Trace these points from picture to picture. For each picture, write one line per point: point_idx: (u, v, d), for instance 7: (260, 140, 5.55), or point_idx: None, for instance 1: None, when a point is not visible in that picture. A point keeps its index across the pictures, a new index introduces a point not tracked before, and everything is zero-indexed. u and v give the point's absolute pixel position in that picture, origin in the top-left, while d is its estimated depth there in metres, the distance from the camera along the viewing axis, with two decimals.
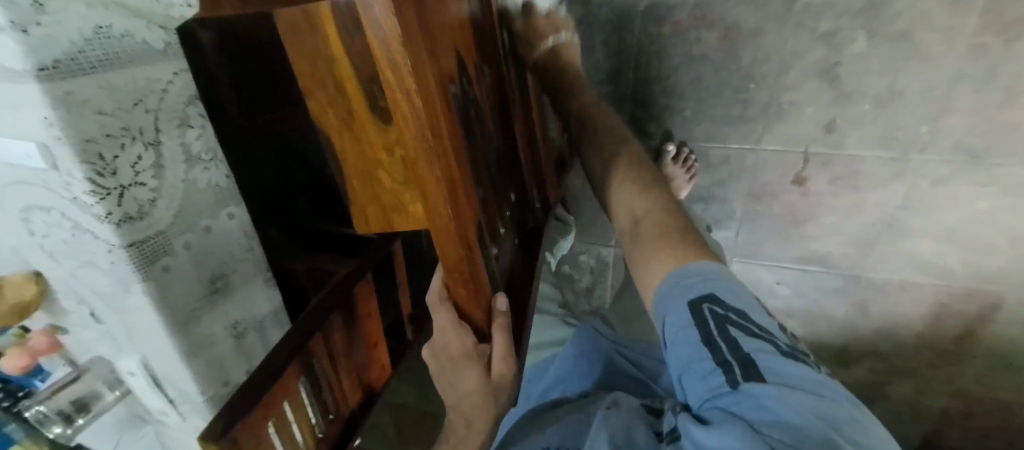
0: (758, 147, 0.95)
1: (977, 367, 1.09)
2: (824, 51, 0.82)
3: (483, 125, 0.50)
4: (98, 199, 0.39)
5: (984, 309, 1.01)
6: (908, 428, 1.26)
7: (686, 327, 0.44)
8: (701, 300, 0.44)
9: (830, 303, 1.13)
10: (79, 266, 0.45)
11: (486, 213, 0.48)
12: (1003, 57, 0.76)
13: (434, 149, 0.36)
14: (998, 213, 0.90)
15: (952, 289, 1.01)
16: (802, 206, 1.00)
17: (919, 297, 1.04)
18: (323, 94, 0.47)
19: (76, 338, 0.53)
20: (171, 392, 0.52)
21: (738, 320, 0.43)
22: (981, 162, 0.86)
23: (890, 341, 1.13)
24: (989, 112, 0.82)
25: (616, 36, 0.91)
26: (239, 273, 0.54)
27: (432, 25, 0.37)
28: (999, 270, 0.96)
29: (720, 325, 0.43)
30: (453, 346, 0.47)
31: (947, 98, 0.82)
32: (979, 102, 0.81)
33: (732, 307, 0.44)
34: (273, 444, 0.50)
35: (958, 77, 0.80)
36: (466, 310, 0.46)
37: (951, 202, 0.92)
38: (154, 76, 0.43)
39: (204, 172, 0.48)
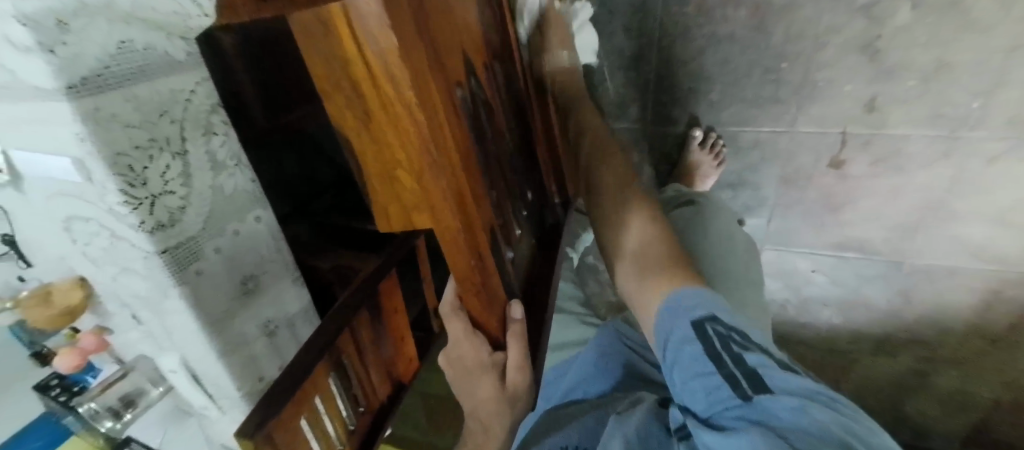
0: (792, 129, 0.91)
1: None
2: (866, 23, 0.77)
3: (496, 126, 0.50)
4: (131, 209, 0.40)
5: None
6: (953, 419, 1.20)
7: (691, 345, 0.47)
8: (703, 319, 0.48)
9: (872, 291, 1.07)
10: (119, 271, 0.47)
11: (500, 215, 0.48)
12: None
13: (438, 162, 0.36)
14: None
15: (1007, 274, 0.95)
16: (839, 189, 0.95)
17: (968, 283, 0.98)
18: (341, 97, 0.48)
19: (121, 338, 0.55)
20: (210, 388, 0.54)
21: (738, 334, 0.47)
22: None
23: (937, 329, 1.08)
24: None
25: (636, 20, 0.88)
26: (269, 275, 0.55)
27: (436, 33, 0.37)
28: None
29: (724, 340, 0.46)
30: (470, 353, 0.48)
31: (1003, 70, 0.75)
32: None
33: (732, 328, 0.47)
34: (308, 438, 0.52)
35: (1016, 46, 0.73)
36: (478, 317, 0.46)
37: (1006, 181, 0.85)
38: (177, 86, 0.43)
39: (230, 178, 0.49)
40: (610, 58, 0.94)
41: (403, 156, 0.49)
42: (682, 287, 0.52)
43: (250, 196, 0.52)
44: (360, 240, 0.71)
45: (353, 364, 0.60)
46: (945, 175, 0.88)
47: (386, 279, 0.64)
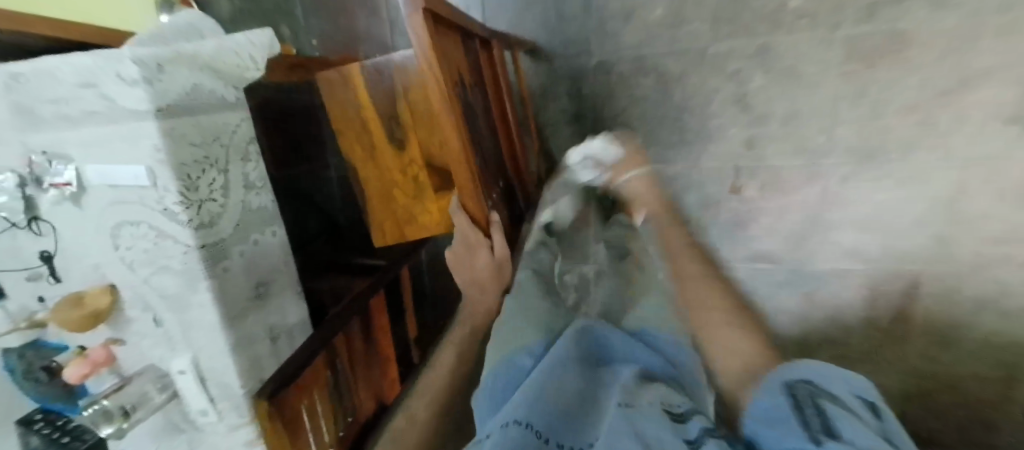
0: (698, 164, 0.84)
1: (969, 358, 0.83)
2: (733, 85, 0.78)
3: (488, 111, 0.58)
4: (184, 208, 0.51)
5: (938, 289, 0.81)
6: None
7: (771, 397, 0.35)
8: (795, 381, 0.35)
9: (787, 298, 0.90)
10: (153, 272, 0.55)
11: (489, 168, 0.54)
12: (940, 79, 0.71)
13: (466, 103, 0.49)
14: (949, 194, 0.76)
15: (886, 296, 0.84)
16: (746, 212, 0.85)
17: (843, 289, 0.86)
18: (351, 134, 0.62)
19: (132, 349, 0.60)
20: (213, 389, 0.59)
21: (836, 401, 0.32)
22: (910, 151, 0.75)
23: (856, 333, 0.88)
24: (933, 108, 0.72)
25: (573, 86, 0.85)
26: (277, 283, 0.63)
27: (447, 17, 0.46)
28: (975, 256, 0.77)
29: (818, 398, 0.33)
30: (473, 244, 0.52)
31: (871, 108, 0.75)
32: (918, 97, 0.72)
33: (828, 391, 0.33)
34: (307, 430, 0.56)
35: (909, 107, 0.73)
36: (476, 218, 0.51)
37: (894, 202, 0.79)
38: (228, 121, 0.56)
39: (257, 196, 0.60)
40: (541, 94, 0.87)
41: (398, 159, 0.61)
42: (806, 362, 0.37)
43: (268, 212, 0.62)
44: (347, 267, 0.81)
45: (346, 373, 0.65)
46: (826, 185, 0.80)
47: (376, 296, 0.72)
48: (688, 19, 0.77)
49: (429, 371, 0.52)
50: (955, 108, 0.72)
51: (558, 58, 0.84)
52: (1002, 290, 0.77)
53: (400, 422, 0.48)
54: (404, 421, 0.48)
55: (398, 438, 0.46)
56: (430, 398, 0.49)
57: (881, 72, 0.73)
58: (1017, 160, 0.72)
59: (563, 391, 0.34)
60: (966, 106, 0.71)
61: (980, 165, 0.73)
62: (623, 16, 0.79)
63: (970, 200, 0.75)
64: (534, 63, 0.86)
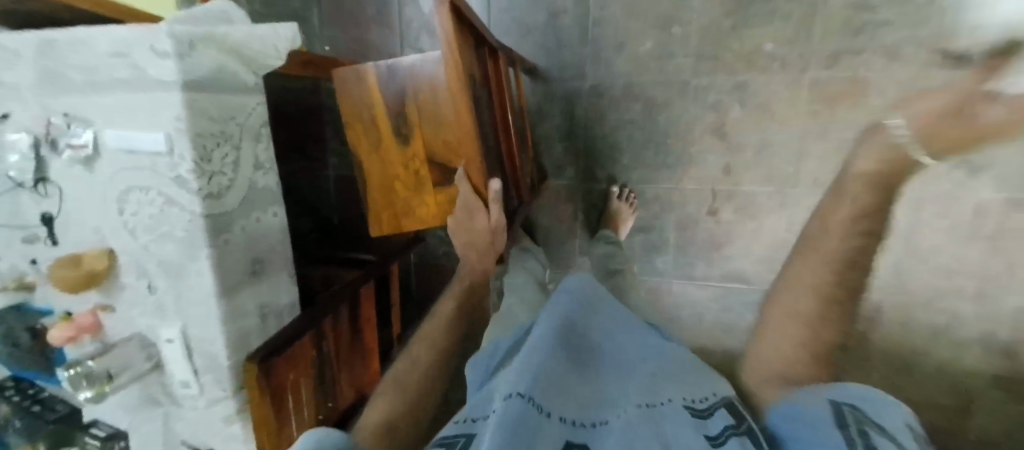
0: (678, 187, 0.90)
1: (921, 375, 0.90)
2: (713, 116, 0.85)
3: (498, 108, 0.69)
4: (196, 177, 0.53)
5: (893, 307, 0.89)
6: None
7: (812, 407, 0.37)
8: (840, 402, 0.37)
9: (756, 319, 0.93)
10: (154, 239, 0.56)
11: (491, 152, 0.66)
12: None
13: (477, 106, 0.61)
14: (905, 225, 0.84)
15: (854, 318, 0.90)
16: (721, 234, 0.90)
17: None
18: (360, 127, 0.66)
19: (120, 316, 0.61)
20: (199, 359, 0.60)
21: (874, 423, 0.34)
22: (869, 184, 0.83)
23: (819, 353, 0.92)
24: None
25: (567, 106, 0.91)
26: (271, 263, 0.65)
27: (469, 24, 0.57)
28: (928, 285, 0.86)
29: (857, 417, 0.35)
30: (475, 209, 0.65)
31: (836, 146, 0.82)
32: None
33: (867, 413, 0.36)
34: (288, 406, 0.58)
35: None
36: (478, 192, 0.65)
37: None
38: (245, 103, 0.59)
39: (263, 176, 0.63)
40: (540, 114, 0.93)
41: (399, 155, 0.65)
42: (847, 385, 0.40)
43: (273, 193, 0.65)
44: (337, 259, 0.83)
45: (331, 357, 0.67)
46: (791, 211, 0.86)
47: (366, 285, 0.75)
48: (674, 54, 0.85)
49: (426, 323, 0.60)
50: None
51: (556, 81, 0.91)
52: (950, 318, 0.87)
53: (402, 364, 0.53)
54: (405, 361, 0.53)
55: (401, 378, 0.50)
56: (428, 345, 0.56)
57: (845, 116, 0.81)
58: (964, 201, 0.81)
59: (558, 378, 0.38)
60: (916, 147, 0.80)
61: (935, 202, 0.82)
62: (616, 47, 0.87)
63: (925, 234, 0.84)
64: (534, 84, 0.92)
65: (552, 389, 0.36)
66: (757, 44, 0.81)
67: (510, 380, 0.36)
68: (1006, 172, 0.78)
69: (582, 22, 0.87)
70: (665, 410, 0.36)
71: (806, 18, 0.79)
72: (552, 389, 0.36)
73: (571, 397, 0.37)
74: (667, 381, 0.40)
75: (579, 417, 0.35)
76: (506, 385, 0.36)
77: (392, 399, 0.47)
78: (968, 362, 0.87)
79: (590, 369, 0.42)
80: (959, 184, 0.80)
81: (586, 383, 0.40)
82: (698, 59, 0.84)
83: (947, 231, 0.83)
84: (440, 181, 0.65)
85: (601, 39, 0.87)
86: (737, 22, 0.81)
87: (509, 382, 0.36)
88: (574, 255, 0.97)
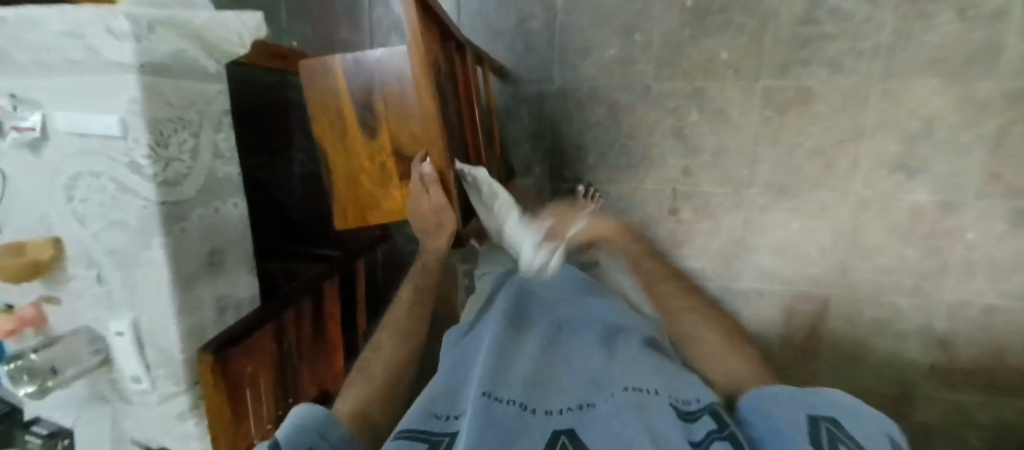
0: (640, 187, 0.93)
1: (863, 366, 0.95)
2: (673, 120, 0.89)
3: (457, 102, 0.67)
4: (150, 162, 0.52)
5: (839, 304, 0.93)
6: None
7: (789, 414, 0.38)
8: (820, 418, 0.37)
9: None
10: (105, 227, 0.54)
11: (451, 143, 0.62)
12: (839, 131, 0.85)
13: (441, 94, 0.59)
14: (850, 227, 0.89)
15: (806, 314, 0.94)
16: (681, 232, 0.94)
17: (766, 305, 0.95)
18: (325, 118, 0.66)
19: (67, 308, 0.58)
20: (151, 354, 0.57)
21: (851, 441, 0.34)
22: (816, 186, 0.88)
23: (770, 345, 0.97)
24: (832, 151, 0.86)
25: (535, 107, 0.93)
26: (230, 254, 0.64)
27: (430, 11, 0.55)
28: (869, 282, 0.92)
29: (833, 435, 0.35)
30: (428, 204, 0.61)
31: (785, 150, 0.87)
32: (818, 143, 0.86)
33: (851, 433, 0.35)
34: (245, 400, 0.56)
35: (815, 152, 0.87)
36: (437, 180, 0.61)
37: (801, 233, 0.91)
38: (205, 91, 0.59)
39: (224, 166, 0.62)
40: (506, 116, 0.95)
41: (366, 144, 0.65)
42: (825, 392, 0.40)
43: (234, 183, 0.64)
44: (301, 254, 0.82)
45: (292, 352, 0.66)
46: (746, 210, 0.91)
47: (330, 280, 0.74)
48: (636, 59, 0.88)
49: (389, 314, 0.60)
50: (851, 156, 0.86)
51: (526, 81, 0.93)
52: (891, 313, 0.92)
53: (366, 353, 0.54)
54: (370, 350, 0.54)
55: (366, 367, 0.51)
56: (392, 335, 0.56)
57: (793, 122, 0.86)
58: (902, 203, 0.87)
59: (522, 373, 0.42)
60: (858, 152, 0.86)
61: (874, 205, 0.88)
62: (581, 52, 0.90)
63: (868, 235, 0.89)
64: (503, 85, 0.94)
65: (525, 388, 0.40)
66: (713, 52, 0.85)
67: (484, 376, 0.40)
68: (938, 177, 0.84)
69: (550, 26, 0.90)
70: (652, 397, 0.38)
71: (757, 29, 0.83)
72: (524, 388, 0.40)
73: (547, 395, 0.40)
74: (644, 373, 0.43)
75: (556, 408, 0.39)
76: (482, 381, 0.39)
77: (363, 385, 0.48)
78: (907, 354, 0.93)
79: (560, 368, 0.46)
80: (897, 188, 0.86)
81: (559, 380, 0.43)
82: (659, 65, 0.88)
83: (887, 231, 0.88)
84: (405, 174, 0.65)
85: (568, 43, 0.90)
86: (694, 31, 0.85)
87: (484, 378, 0.39)
88: None
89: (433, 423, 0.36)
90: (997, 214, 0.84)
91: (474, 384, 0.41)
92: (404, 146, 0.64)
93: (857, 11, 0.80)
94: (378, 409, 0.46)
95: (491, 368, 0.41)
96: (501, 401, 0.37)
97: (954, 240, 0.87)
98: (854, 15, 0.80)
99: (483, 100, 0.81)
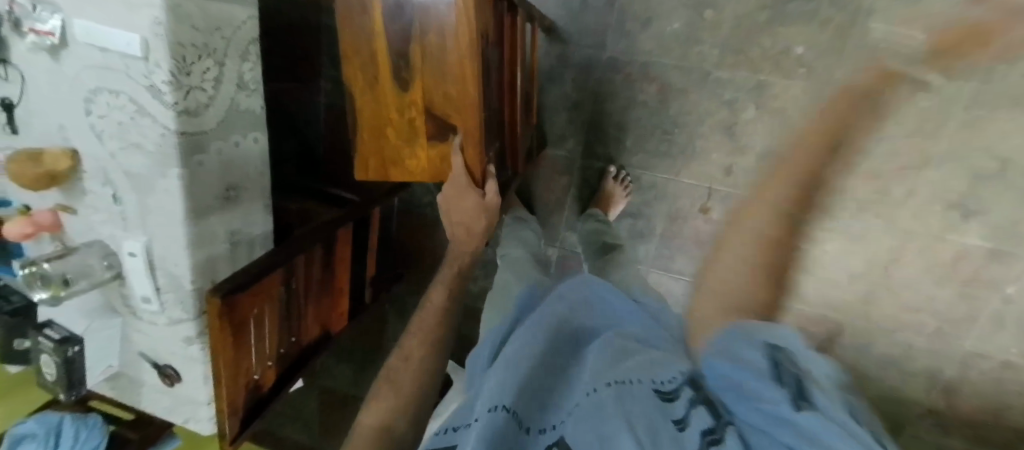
0: (676, 178, 0.88)
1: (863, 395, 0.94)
2: (726, 113, 0.82)
3: (502, 75, 0.64)
4: (171, 89, 0.48)
5: (853, 331, 0.91)
6: None
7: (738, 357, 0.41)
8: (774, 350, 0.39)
9: None
10: (122, 147, 0.52)
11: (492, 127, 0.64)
12: (901, 156, 0.78)
13: (475, 74, 0.57)
14: (886, 257, 0.85)
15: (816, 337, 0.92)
16: (707, 233, 0.90)
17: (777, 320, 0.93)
18: (357, 61, 0.60)
19: (83, 221, 0.58)
20: (161, 278, 0.58)
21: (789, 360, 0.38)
22: (861, 210, 0.83)
23: None
24: (888, 178, 0.80)
25: (580, 74, 0.86)
26: (246, 190, 0.63)
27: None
28: (889, 315, 0.88)
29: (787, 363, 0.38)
30: (463, 188, 0.64)
31: (839, 168, 0.81)
32: (876, 165, 0.80)
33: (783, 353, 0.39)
34: (249, 341, 0.57)
35: (870, 175, 0.80)
36: (472, 171, 0.63)
37: (831, 254, 0.87)
38: (233, 13, 0.54)
39: (246, 98, 0.59)
40: (545, 79, 0.88)
41: (396, 102, 0.61)
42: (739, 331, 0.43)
43: (256, 118, 0.62)
44: (317, 193, 0.81)
45: (299, 293, 0.66)
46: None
47: (346, 227, 0.73)
48: (701, 39, 0.80)
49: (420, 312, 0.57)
50: (909, 185, 0.80)
51: (574, 44, 0.85)
52: (903, 350, 0.90)
53: (393, 362, 0.50)
54: (397, 360, 0.50)
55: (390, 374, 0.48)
56: (424, 338, 0.53)
57: (855, 138, 0.79)
58: (948, 245, 0.82)
59: (534, 377, 0.40)
60: (918, 184, 0.79)
61: (918, 240, 0.82)
62: (642, 22, 0.81)
63: (902, 270, 0.85)
64: (548, 44, 0.86)
65: (529, 401, 0.38)
66: (788, 46, 0.77)
67: (491, 389, 0.37)
68: (997, 224, 0.79)
69: None
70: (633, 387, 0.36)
71: (844, 27, 0.74)
72: (525, 399, 0.38)
73: (545, 405, 0.38)
74: (643, 367, 0.40)
75: (554, 421, 0.37)
76: (486, 395, 0.37)
77: (388, 397, 0.45)
78: (910, 392, 0.92)
79: (568, 370, 0.43)
80: (950, 227, 0.80)
81: (558, 386, 0.41)
82: (723, 51, 0.79)
83: (923, 269, 0.84)
84: (434, 141, 0.62)
85: (628, 8, 0.81)
86: (772, 18, 0.76)
87: (490, 392, 0.37)
88: (560, 229, 0.96)
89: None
90: None
91: (479, 398, 0.39)
92: (437, 113, 0.60)
93: None
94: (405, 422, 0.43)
95: (502, 377, 0.39)
96: (510, 416, 0.35)
97: (993, 290, 0.82)
98: None
99: (528, 70, 0.76)
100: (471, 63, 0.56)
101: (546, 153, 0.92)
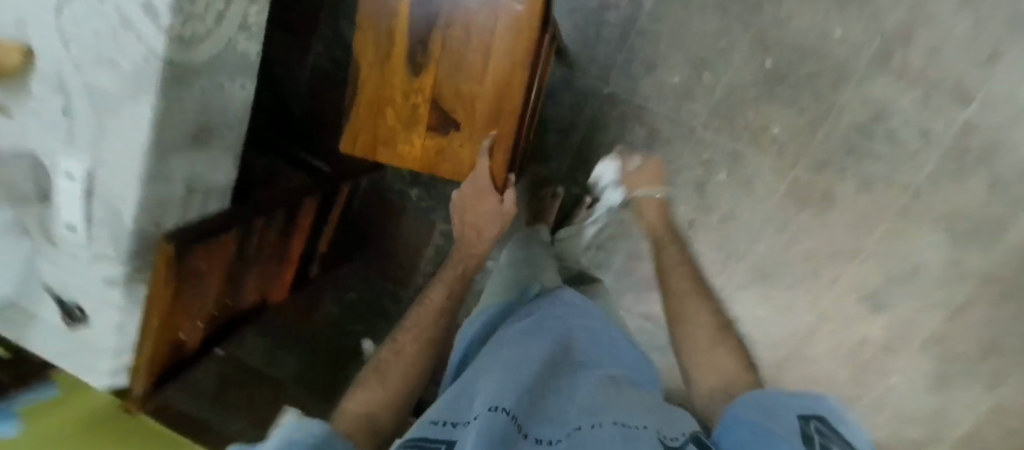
0: (642, 220, 0.93)
1: None
2: (700, 171, 0.88)
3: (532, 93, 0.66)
4: (171, 14, 0.42)
5: None
6: None
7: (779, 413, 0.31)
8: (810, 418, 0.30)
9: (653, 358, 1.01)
10: (90, 59, 0.46)
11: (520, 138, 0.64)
12: (838, 242, 0.88)
13: (501, 80, 0.58)
14: (803, 330, 0.94)
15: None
16: (658, 276, 0.96)
17: None
18: (372, 33, 0.58)
19: (16, 125, 0.51)
20: (97, 210, 0.52)
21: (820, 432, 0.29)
22: (793, 285, 0.92)
23: None
24: (821, 262, 0.89)
25: (579, 101, 0.89)
26: (217, 136, 0.58)
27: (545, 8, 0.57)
28: (794, 383, 0.98)
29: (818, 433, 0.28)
30: (485, 191, 0.61)
31: (784, 243, 0.89)
32: (813, 249, 0.89)
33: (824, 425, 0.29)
34: (187, 299, 0.53)
35: (807, 255, 0.89)
36: (496, 176, 0.61)
37: (760, 318, 0.95)
38: None
39: (243, 40, 0.55)
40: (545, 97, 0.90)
41: (405, 84, 0.60)
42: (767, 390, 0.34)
43: (246, 64, 0.58)
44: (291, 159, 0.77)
45: (250, 257, 0.62)
46: (727, 281, 0.93)
47: (311, 198, 0.70)
48: (694, 98, 0.85)
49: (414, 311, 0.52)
50: (836, 271, 0.89)
51: (580, 71, 0.87)
52: None
53: (383, 354, 0.45)
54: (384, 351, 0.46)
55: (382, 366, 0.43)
56: (415, 333, 0.48)
57: (802, 221, 0.88)
58: (855, 330, 0.92)
59: (538, 388, 0.33)
60: (843, 272, 0.89)
61: (832, 321, 0.93)
62: (646, 67, 0.85)
63: (813, 344, 0.95)
64: (556, 64, 0.88)
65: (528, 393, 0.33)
66: (767, 125, 0.84)
67: (492, 387, 0.31)
68: (897, 320, 0.90)
69: (629, 24, 0.83)
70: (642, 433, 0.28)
71: (816, 120, 0.82)
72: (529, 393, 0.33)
73: (548, 410, 0.32)
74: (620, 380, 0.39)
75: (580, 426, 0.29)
76: (487, 392, 0.29)
77: (375, 387, 0.40)
78: None
79: (564, 386, 0.36)
80: (862, 313, 0.91)
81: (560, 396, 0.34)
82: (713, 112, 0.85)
83: (831, 347, 0.94)
84: (437, 130, 0.61)
85: (637, 51, 0.84)
86: (760, 94, 0.83)
87: (491, 390, 0.30)
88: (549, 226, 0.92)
89: (435, 430, 0.27)
90: (924, 370, 0.92)
91: (476, 395, 0.31)
92: (446, 106, 0.60)
93: (911, 145, 0.80)
94: (387, 416, 0.38)
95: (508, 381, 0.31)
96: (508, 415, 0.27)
97: (881, 377, 0.94)
98: (904, 146, 0.80)
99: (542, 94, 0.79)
100: (500, 69, 0.57)
101: (530, 169, 0.94)
